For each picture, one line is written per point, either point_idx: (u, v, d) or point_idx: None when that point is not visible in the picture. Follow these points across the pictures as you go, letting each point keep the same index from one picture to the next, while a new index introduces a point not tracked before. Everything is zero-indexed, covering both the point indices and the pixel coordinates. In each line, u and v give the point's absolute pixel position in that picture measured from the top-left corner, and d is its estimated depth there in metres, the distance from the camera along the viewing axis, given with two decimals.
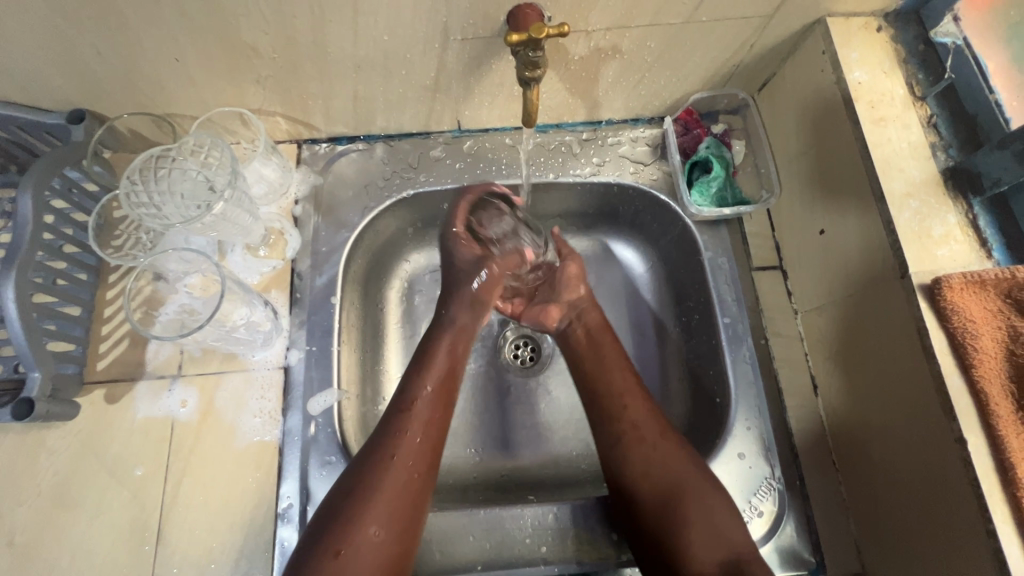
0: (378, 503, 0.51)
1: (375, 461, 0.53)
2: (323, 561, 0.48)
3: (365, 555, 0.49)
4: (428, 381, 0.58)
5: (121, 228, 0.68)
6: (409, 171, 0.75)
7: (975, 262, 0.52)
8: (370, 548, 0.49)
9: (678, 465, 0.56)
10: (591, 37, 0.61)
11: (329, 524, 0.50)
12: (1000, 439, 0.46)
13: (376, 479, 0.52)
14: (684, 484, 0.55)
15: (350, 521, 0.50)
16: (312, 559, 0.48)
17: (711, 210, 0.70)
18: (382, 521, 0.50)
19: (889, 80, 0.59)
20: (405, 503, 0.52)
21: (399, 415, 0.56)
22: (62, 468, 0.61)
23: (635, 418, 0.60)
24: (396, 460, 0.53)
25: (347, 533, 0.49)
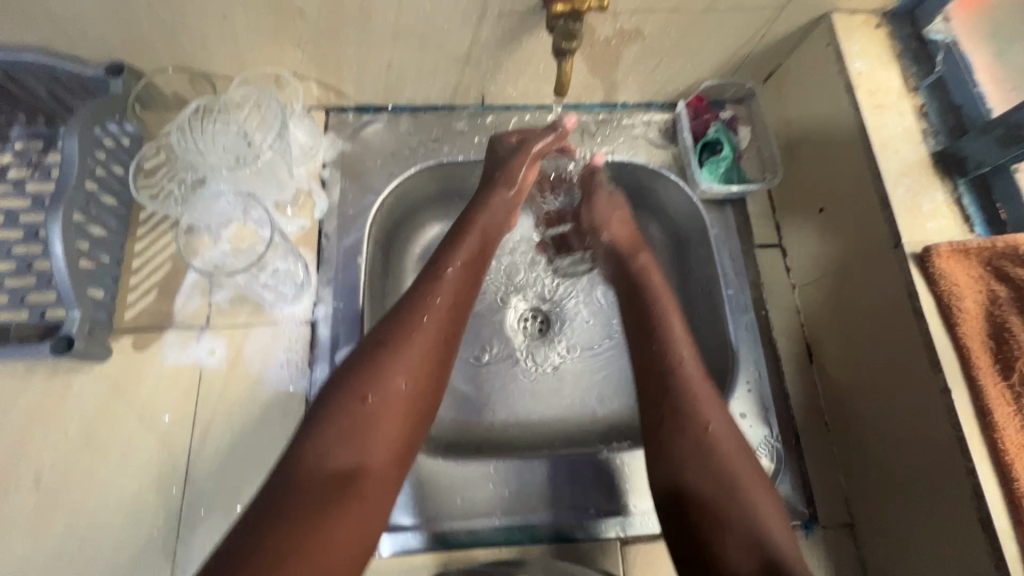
0: (406, 360, 0.52)
1: (403, 319, 0.55)
2: (349, 403, 0.49)
3: (387, 405, 0.50)
4: (461, 254, 0.63)
5: (153, 178, 0.69)
6: (433, 142, 0.78)
7: (960, 235, 0.58)
8: (395, 396, 0.50)
9: (738, 460, 0.53)
10: (618, 19, 0.65)
11: (354, 373, 0.51)
12: (979, 388, 0.51)
13: (403, 336, 0.54)
14: (738, 482, 0.52)
15: (379, 370, 0.51)
16: (337, 405, 0.49)
17: (720, 187, 0.74)
18: (409, 375, 0.52)
19: (886, 72, 0.65)
20: (428, 362, 0.54)
21: (432, 281, 0.59)
22: (91, 410, 0.62)
23: (707, 416, 0.56)
24: (425, 317, 0.55)
25: (376, 382, 0.50)
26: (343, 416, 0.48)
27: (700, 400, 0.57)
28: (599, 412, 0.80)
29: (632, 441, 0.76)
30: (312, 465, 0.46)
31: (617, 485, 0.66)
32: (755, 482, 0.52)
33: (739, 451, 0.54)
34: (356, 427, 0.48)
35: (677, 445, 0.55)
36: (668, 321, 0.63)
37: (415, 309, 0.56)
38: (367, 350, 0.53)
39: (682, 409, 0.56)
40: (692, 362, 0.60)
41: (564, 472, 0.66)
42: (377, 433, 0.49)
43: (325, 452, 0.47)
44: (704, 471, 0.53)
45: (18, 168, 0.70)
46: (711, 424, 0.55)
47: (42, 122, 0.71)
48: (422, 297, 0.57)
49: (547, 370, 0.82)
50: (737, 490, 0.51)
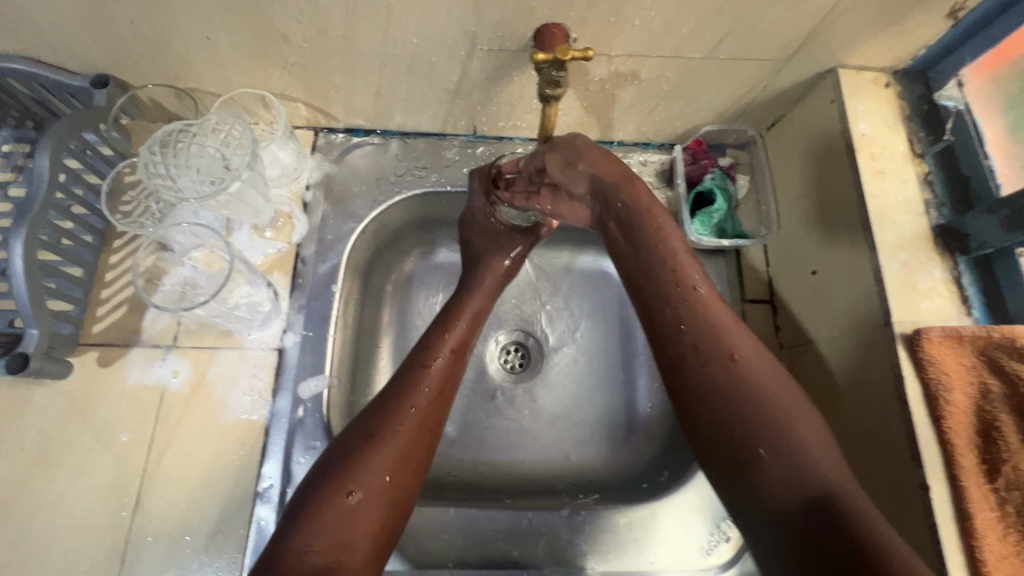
0: (389, 451, 0.52)
1: (389, 415, 0.55)
2: (334, 498, 0.49)
3: (363, 507, 0.49)
4: (452, 336, 0.63)
5: (131, 193, 0.68)
6: (421, 170, 0.76)
7: (955, 317, 0.55)
8: (378, 491, 0.50)
9: (780, 400, 0.50)
10: (613, 62, 0.63)
11: (339, 469, 0.51)
12: (962, 489, 0.48)
13: (387, 430, 0.53)
14: (779, 410, 0.49)
15: (363, 461, 0.51)
16: (322, 502, 0.49)
17: (711, 240, 0.72)
18: (392, 468, 0.52)
19: (892, 135, 0.61)
20: (408, 457, 0.53)
21: (416, 373, 0.59)
22: (47, 426, 0.61)
23: (730, 340, 0.53)
24: (407, 409, 0.55)
25: (359, 476, 0.50)
26: (324, 516, 0.48)
27: (718, 325, 0.54)
28: (573, 458, 0.77)
29: (601, 495, 0.73)
30: (296, 561, 0.46)
31: (578, 546, 0.63)
32: (794, 406, 0.49)
33: (772, 376, 0.51)
34: (340, 523, 0.48)
35: (703, 350, 0.53)
36: (652, 216, 0.60)
37: (402, 404, 0.56)
38: (350, 449, 0.52)
39: (689, 331, 0.54)
40: (677, 243, 0.59)
41: (541, 524, 0.64)
42: (353, 533, 0.48)
43: (305, 547, 0.46)
44: (736, 389, 0.51)
45: (2, 171, 0.68)
46: (726, 335, 0.53)
47: (30, 126, 0.69)
48: (409, 386, 0.57)
49: (522, 409, 0.80)
50: (776, 422, 0.48)
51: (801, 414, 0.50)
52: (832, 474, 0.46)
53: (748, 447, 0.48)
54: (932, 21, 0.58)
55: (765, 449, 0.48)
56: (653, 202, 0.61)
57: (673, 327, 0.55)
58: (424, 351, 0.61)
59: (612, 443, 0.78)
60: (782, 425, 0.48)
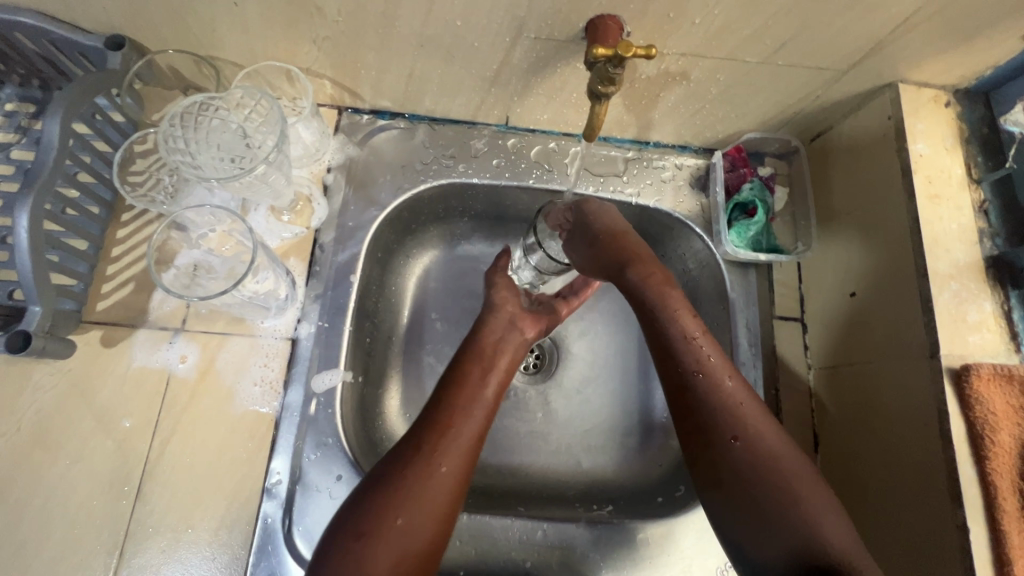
0: (407, 497, 0.48)
1: (423, 450, 0.51)
2: (351, 544, 0.46)
3: (389, 546, 0.47)
4: (490, 373, 0.60)
5: (142, 164, 0.63)
6: (448, 159, 0.73)
7: (1003, 354, 0.53)
8: (397, 538, 0.47)
9: (794, 474, 0.49)
10: (664, 60, 0.59)
11: (359, 511, 0.48)
12: (1002, 534, 0.47)
13: (420, 463, 0.51)
14: (790, 486, 0.48)
15: (380, 508, 0.48)
16: (337, 547, 0.46)
17: (747, 253, 0.70)
18: (412, 515, 0.48)
19: (949, 157, 0.59)
20: (433, 496, 0.49)
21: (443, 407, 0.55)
22: (46, 406, 0.58)
23: (742, 420, 0.51)
24: (440, 444, 0.52)
25: (377, 520, 0.47)
26: (338, 564, 0.45)
27: (736, 404, 0.51)
28: (585, 465, 0.75)
29: (616, 507, 0.71)
30: None
31: (592, 560, 0.62)
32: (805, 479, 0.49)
33: (785, 454, 0.50)
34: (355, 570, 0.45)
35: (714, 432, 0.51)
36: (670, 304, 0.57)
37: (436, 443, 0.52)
38: (383, 480, 0.50)
39: (706, 412, 0.52)
40: (694, 324, 0.55)
41: (556, 536, 0.63)
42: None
43: None
44: (753, 466, 0.50)
45: (5, 131, 0.64)
46: (744, 413, 0.51)
47: (35, 85, 0.65)
48: (433, 431, 0.53)
49: (535, 413, 0.77)
50: (788, 497, 0.48)
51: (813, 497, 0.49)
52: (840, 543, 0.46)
53: (758, 515, 0.48)
54: (1006, 40, 0.55)
55: (775, 524, 0.48)
56: (667, 286, 0.57)
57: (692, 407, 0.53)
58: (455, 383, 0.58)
59: (626, 452, 0.76)
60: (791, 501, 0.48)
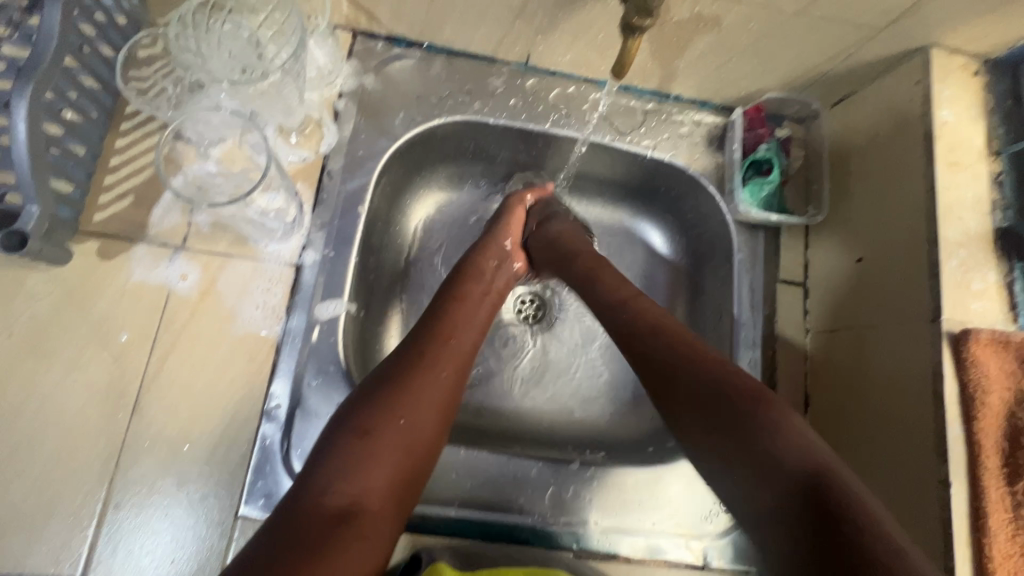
0: (409, 397, 0.49)
1: (426, 355, 0.53)
2: (349, 439, 0.46)
3: (392, 437, 0.47)
4: (477, 295, 0.61)
5: (146, 69, 0.61)
6: (464, 95, 0.70)
7: (1001, 322, 0.54)
8: (397, 436, 0.47)
9: (723, 372, 0.48)
10: (699, 2, 0.57)
11: (356, 410, 0.48)
12: (981, 489, 0.49)
13: (422, 366, 0.52)
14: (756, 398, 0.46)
15: (384, 405, 0.48)
16: (337, 441, 0.46)
17: (759, 214, 0.69)
18: (413, 414, 0.49)
19: (972, 127, 0.58)
20: (434, 398, 0.50)
21: (441, 322, 0.56)
22: (40, 314, 0.57)
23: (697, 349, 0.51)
24: (441, 354, 0.53)
25: (378, 417, 0.47)
26: (339, 459, 0.45)
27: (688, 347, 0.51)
28: (578, 414, 0.76)
29: (607, 453, 0.71)
30: (313, 499, 0.42)
31: (583, 500, 0.64)
32: (771, 398, 0.45)
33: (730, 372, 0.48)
34: (354, 462, 0.45)
35: (682, 394, 0.49)
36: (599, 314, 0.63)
37: (438, 350, 0.54)
38: (387, 376, 0.50)
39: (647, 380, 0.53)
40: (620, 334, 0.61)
41: (553, 476, 0.64)
42: (376, 465, 0.45)
43: (324, 487, 0.43)
44: (703, 422, 0.47)
45: None
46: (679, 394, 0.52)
47: None
48: (430, 343, 0.54)
49: (532, 360, 0.78)
50: (754, 419, 0.44)
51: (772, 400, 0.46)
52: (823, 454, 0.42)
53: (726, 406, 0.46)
54: None
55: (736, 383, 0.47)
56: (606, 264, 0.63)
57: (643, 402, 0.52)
58: (453, 303, 0.59)
59: (620, 404, 0.77)
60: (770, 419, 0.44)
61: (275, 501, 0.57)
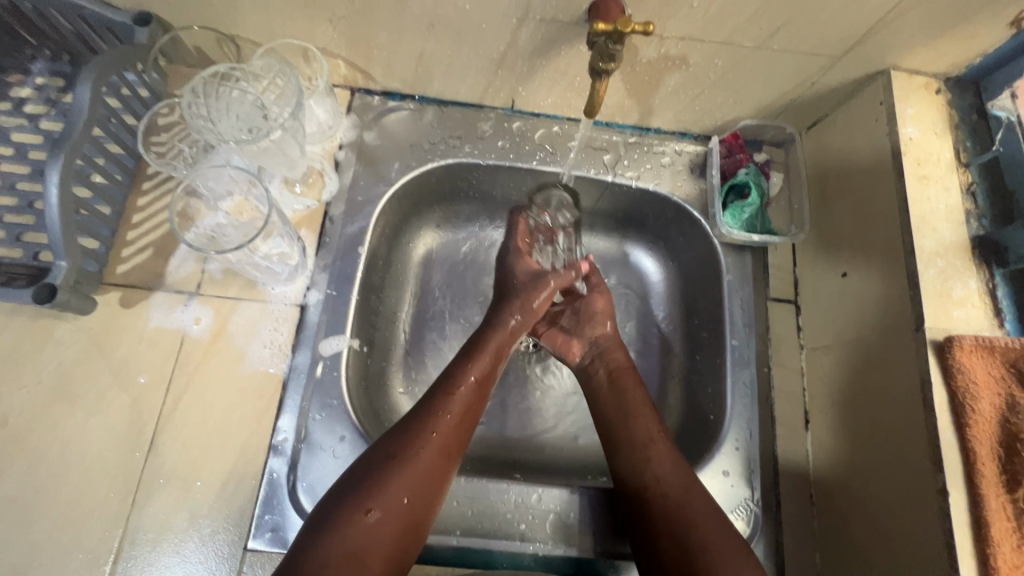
0: (412, 475, 0.52)
1: (431, 433, 0.55)
2: (352, 516, 0.48)
3: (392, 516, 0.50)
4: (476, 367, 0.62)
5: (164, 135, 0.67)
6: (456, 140, 0.76)
7: (987, 328, 0.54)
8: (395, 513, 0.50)
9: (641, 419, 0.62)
10: (664, 43, 0.61)
11: (359, 485, 0.50)
12: (981, 498, 0.48)
13: (420, 441, 0.54)
14: (643, 447, 0.59)
15: (385, 486, 0.50)
16: (340, 518, 0.48)
17: (741, 234, 0.72)
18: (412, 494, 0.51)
19: (939, 141, 0.61)
20: (434, 475, 0.53)
21: (444, 398, 0.58)
22: (66, 360, 0.61)
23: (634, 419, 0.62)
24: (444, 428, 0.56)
25: (377, 496, 0.50)
26: (341, 532, 0.47)
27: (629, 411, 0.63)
28: (581, 441, 0.76)
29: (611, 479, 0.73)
30: (316, 568, 0.45)
31: (585, 526, 0.64)
32: (653, 436, 0.60)
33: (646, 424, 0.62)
34: (356, 542, 0.47)
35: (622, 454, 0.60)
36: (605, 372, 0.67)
37: (439, 428, 0.56)
38: (389, 454, 0.53)
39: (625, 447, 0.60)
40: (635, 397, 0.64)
41: (553, 502, 0.65)
42: (375, 540, 0.48)
43: (325, 560, 0.46)
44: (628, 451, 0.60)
45: (35, 103, 0.68)
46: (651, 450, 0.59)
47: (66, 60, 0.69)
48: (434, 421, 0.56)
49: (534, 389, 0.79)
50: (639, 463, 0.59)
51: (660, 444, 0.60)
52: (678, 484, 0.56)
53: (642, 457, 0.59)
54: (995, 28, 0.57)
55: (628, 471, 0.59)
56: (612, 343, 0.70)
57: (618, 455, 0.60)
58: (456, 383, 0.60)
59: None
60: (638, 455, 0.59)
61: (281, 534, 0.59)
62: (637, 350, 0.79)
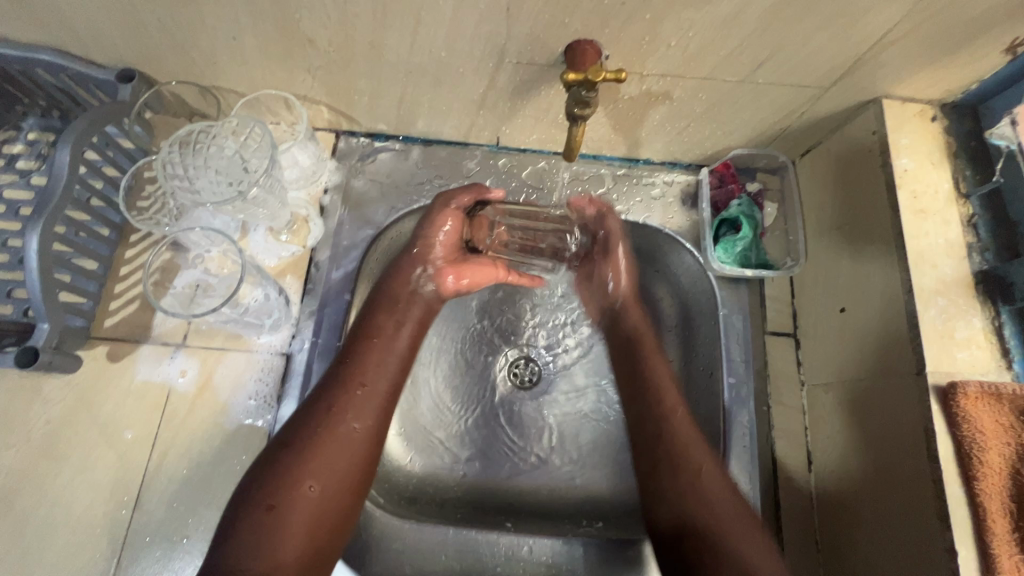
0: (318, 460, 0.50)
1: (331, 407, 0.53)
2: (256, 513, 0.47)
3: (301, 507, 0.48)
4: (404, 334, 0.60)
5: (150, 188, 0.69)
6: (441, 180, 0.75)
7: (993, 371, 0.52)
8: (305, 504, 0.49)
9: (679, 427, 0.60)
10: (644, 81, 0.60)
11: (266, 478, 0.49)
12: (993, 558, 0.46)
13: (329, 425, 0.52)
14: (681, 452, 0.58)
15: (285, 477, 0.49)
16: (245, 511, 0.47)
17: (733, 270, 0.70)
18: (321, 481, 0.50)
19: (936, 171, 0.59)
20: (344, 461, 0.51)
21: (347, 373, 0.56)
22: (54, 418, 0.61)
23: (670, 425, 0.60)
24: (350, 404, 0.54)
25: (283, 489, 0.48)
26: (252, 534, 0.46)
27: (664, 404, 0.61)
28: (578, 482, 0.72)
29: (606, 524, 0.70)
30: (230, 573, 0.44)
31: None
32: (693, 442, 0.59)
33: (693, 436, 0.59)
34: (266, 537, 0.46)
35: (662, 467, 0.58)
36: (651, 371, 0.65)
37: (347, 405, 0.54)
38: (286, 441, 0.51)
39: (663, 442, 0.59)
40: (672, 397, 0.62)
41: (544, 553, 0.63)
42: (286, 542, 0.47)
43: (237, 562, 0.45)
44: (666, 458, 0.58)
45: (26, 159, 0.69)
46: (690, 448, 0.58)
47: (55, 116, 0.69)
48: (341, 401, 0.54)
49: (528, 429, 0.75)
50: (672, 468, 0.57)
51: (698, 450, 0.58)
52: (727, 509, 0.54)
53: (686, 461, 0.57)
54: (988, 55, 0.55)
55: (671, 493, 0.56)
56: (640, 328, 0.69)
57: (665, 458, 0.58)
58: (358, 355, 0.57)
59: (620, 467, 0.73)
60: (681, 465, 0.57)
61: None
62: None
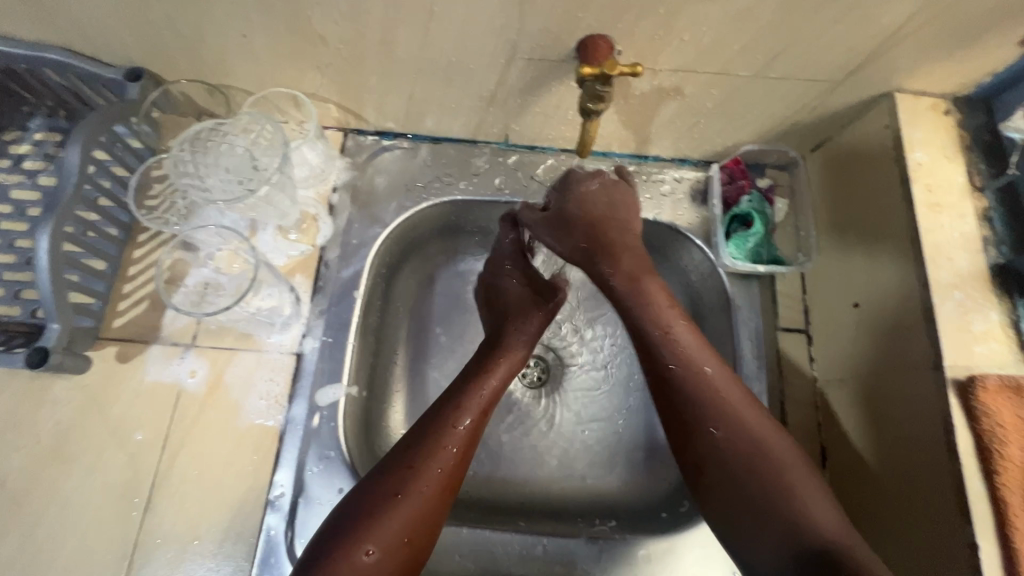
0: (412, 511, 0.49)
1: (421, 456, 0.52)
2: (349, 556, 0.45)
3: (389, 555, 0.47)
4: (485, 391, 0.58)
5: (157, 188, 0.68)
6: (450, 177, 0.75)
7: (1011, 364, 0.52)
8: (392, 550, 0.47)
9: (723, 388, 0.54)
10: (656, 76, 0.60)
11: (358, 523, 0.47)
12: (1015, 554, 0.45)
13: (421, 477, 0.50)
14: (720, 417, 0.52)
15: (375, 524, 0.47)
16: (336, 555, 0.45)
17: (746, 265, 0.69)
18: (409, 527, 0.48)
19: (950, 165, 0.58)
20: (432, 510, 0.50)
21: (446, 424, 0.54)
22: (63, 419, 0.61)
23: (704, 381, 0.54)
24: (445, 457, 0.52)
25: (373, 533, 0.47)
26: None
27: (702, 370, 0.54)
28: (589, 480, 0.72)
29: (619, 523, 0.68)
30: None
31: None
32: (729, 403, 0.53)
33: (728, 391, 0.54)
34: None
35: (701, 437, 0.52)
36: (675, 335, 0.56)
37: (434, 453, 0.52)
38: (383, 488, 0.49)
39: (710, 423, 0.52)
40: (702, 358, 0.55)
41: (558, 551, 0.62)
42: None
43: None
44: (713, 431, 0.52)
45: (33, 159, 0.68)
46: (728, 412, 0.52)
47: (62, 115, 0.69)
48: (439, 453, 0.52)
49: (537, 428, 0.74)
50: (720, 438, 0.52)
51: (740, 410, 0.53)
52: (788, 475, 0.49)
53: (727, 426, 0.52)
54: (1003, 47, 0.54)
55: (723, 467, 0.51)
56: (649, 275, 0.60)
57: (698, 426, 0.53)
58: (460, 409, 0.55)
59: (632, 466, 0.73)
60: (724, 435, 0.52)
61: None
62: (644, 383, 0.77)
